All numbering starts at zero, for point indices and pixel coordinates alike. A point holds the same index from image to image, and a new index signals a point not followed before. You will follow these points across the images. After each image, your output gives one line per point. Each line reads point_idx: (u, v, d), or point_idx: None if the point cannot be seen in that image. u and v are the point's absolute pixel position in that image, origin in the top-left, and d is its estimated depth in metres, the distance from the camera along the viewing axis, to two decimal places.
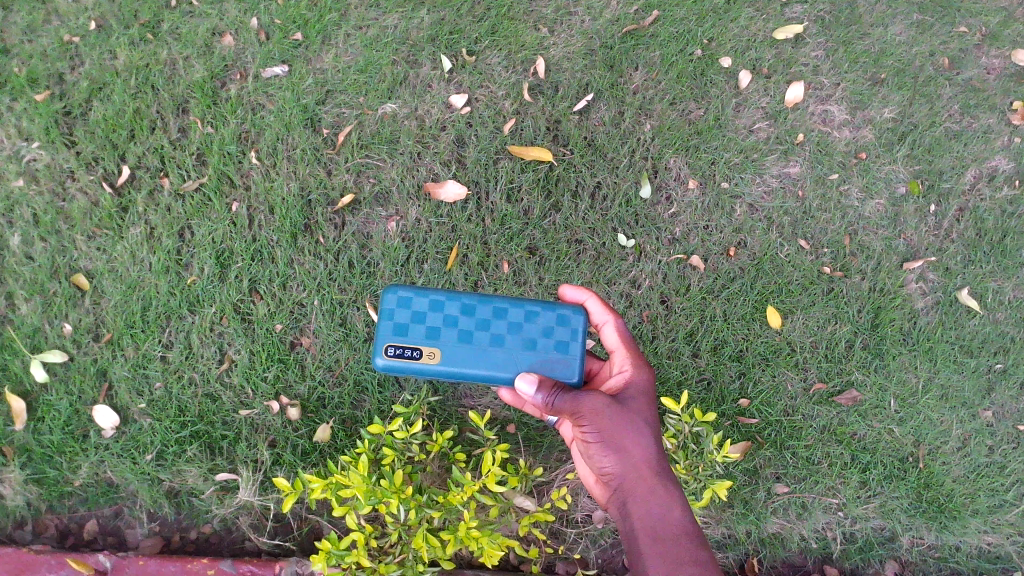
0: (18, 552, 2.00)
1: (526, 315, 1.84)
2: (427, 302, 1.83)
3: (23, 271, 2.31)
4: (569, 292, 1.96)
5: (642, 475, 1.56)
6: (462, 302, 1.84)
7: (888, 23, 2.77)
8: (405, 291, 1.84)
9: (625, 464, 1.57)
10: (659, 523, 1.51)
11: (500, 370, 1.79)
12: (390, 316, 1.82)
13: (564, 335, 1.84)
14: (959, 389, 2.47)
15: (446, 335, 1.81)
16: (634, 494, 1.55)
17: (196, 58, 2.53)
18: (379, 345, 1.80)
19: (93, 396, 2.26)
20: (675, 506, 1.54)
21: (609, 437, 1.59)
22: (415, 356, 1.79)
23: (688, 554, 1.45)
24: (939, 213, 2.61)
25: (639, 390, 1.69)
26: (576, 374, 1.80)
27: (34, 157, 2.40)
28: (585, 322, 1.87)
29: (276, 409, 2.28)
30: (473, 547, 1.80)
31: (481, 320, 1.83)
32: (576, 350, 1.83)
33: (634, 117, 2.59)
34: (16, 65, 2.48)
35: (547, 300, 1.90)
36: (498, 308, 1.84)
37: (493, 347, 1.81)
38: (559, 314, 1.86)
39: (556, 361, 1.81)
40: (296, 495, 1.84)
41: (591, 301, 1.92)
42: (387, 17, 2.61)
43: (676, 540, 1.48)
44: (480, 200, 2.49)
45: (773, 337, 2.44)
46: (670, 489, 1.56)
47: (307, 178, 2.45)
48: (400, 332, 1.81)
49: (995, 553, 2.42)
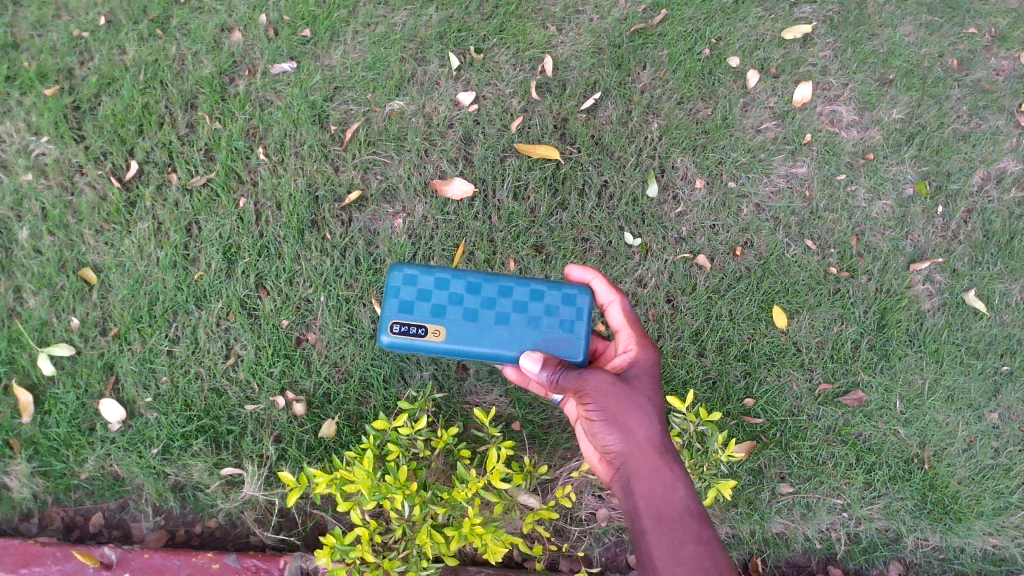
0: (24, 544, 2.00)
1: (531, 294, 1.84)
2: (433, 280, 1.83)
3: (32, 264, 2.32)
4: (575, 271, 1.99)
5: (645, 455, 1.56)
6: (467, 280, 1.84)
7: (897, 24, 2.76)
8: (411, 269, 1.84)
9: (630, 443, 1.58)
10: (663, 502, 1.50)
11: (505, 348, 1.79)
12: (396, 293, 1.82)
13: (569, 314, 1.84)
14: (965, 391, 2.47)
15: (452, 313, 1.81)
16: (638, 473, 1.55)
17: (204, 54, 2.54)
18: (385, 322, 1.80)
19: (100, 389, 2.27)
20: (679, 485, 1.52)
21: (613, 416, 1.59)
22: (421, 333, 1.79)
23: (691, 533, 1.44)
24: (947, 214, 2.61)
25: (644, 370, 1.69)
26: (581, 353, 1.80)
27: (43, 151, 2.41)
28: (591, 301, 1.87)
29: (281, 404, 2.29)
30: (477, 544, 1.81)
31: (486, 298, 1.83)
32: (581, 330, 1.82)
33: (641, 116, 2.59)
34: (27, 60, 2.49)
35: (553, 279, 1.90)
36: (503, 286, 1.84)
37: (498, 325, 1.81)
38: (565, 293, 1.85)
39: (561, 341, 1.81)
40: (301, 490, 1.83)
41: (597, 281, 1.94)
42: (396, 14, 2.62)
43: (679, 519, 1.47)
44: (487, 197, 2.49)
45: (778, 338, 2.44)
46: (674, 469, 1.55)
47: (314, 174, 2.46)
48: (405, 309, 1.81)
49: (999, 555, 2.41)
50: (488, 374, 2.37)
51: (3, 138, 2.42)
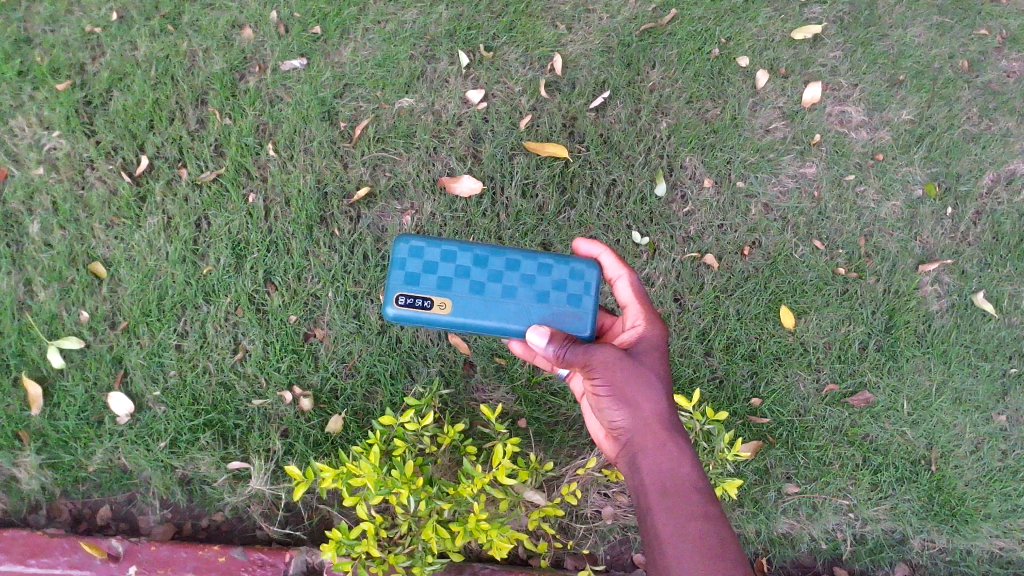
0: (32, 535, 2.01)
1: (539, 268, 1.85)
2: (439, 253, 1.83)
3: (43, 258, 2.34)
4: (582, 245, 1.95)
5: (652, 430, 1.57)
6: (474, 253, 1.84)
7: (908, 25, 2.76)
8: (417, 241, 1.83)
9: (636, 418, 1.59)
10: (669, 478, 1.51)
11: (512, 322, 1.80)
12: (401, 265, 1.81)
13: (576, 289, 1.85)
14: (973, 393, 2.46)
15: (458, 286, 1.81)
16: (644, 449, 1.56)
17: (215, 50, 2.55)
18: (390, 294, 1.80)
19: (109, 382, 2.28)
20: (685, 461, 1.53)
21: (620, 391, 1.60)
22: (426, 306, 1.79)
23: (697, 508, 1.45)
24: (956, 216, 2.60)
25: (652, 346, 1.70)
26: (588, 327, 1.81)
27: (55, 146, 2.43)
28: (598, 276, 1.88)
29: (289, 399, 2.30)
30: (483, 539, 1.80)
31: (493, 272, 1.83)
32: (589, 305, 1.84)
33: (650, 115, 2.60)
34: (39, 55, 2.50)
35: (559, 254, 1.91)
36: (511, 260, 1.84)
37: (505, 299, 1.81)
38: (572, 267, 1.86)
39: (568, 315, 1.82)
40: (307, 484, 1.84)
41: (605, 255, 1.91)
42: (406, 12, 2.63)
43: (685, 494, 1.47)
44: (496, 195, 2.50)
45: (786, 338, 2.44)
46: (681, 444, 1.55)
47: (324, 171, 2.47)
48: (411, 282, 1.81)
49: (1007, 558, 2.40)
50: (495, 371, 2.38)
51: (15, 133, 2.43)
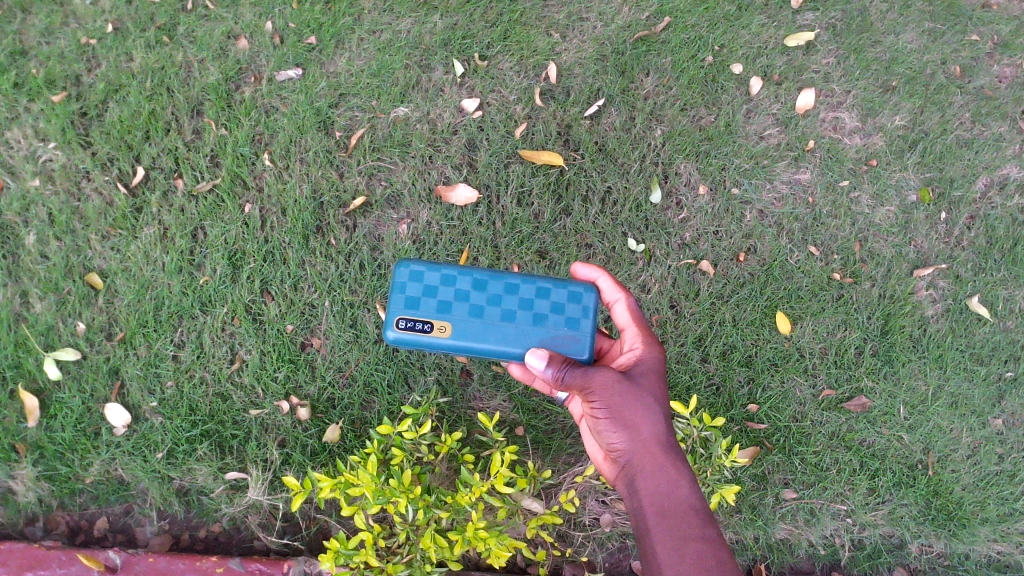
0: (29, 547, 2.00)
1: (538, 291, 1.85)
2: (439, 276, 1.83)
3: (38, 270, 2.33)
4: (580, 268, 1.95)
5: (651, 452, 1.57)
6: (474, 277, 1.85)
7: (899, 31, 2.78)
8: (417, 265, 1.84)
9: (635, 440, 1.58)
10: (667, 500, 1.50)
11: (511, 346, 1.79)
12: (402, 289, 1.82)
13: (575, 312, 1.85)
14: (969, 397, 2.47)
15: (457, 309, 1.82)
16: (643, 471, 1.56)
17: (211, 61, 2.56)
18: (390, 318, 1.80)
19: (105, 394, 2.28)
20: (684, 484, 1.53)
21: (619, 413, 1.60)
22: (426, 329, 1.79)
23: (695, 531, 1.44)
24: (950, 221, 2.61)
25: (650, 368, 1.69)
26: (586, 351, 1.81)
27: (51, 157, 2.43)
28: (596, 300, 1.88)
29: (286, 409, 2.29)
30: (481, 547, 1.79)
31: (492, 295, 1.84)
32: (587, 328, 1.83)
33: (645, 122, 2.61)
34: (34, 66, 2.51)
35: (558, 278, 1.91)
36: (510, 284, 1.85)
37: (504, 323, 1.81)
38: (570, 291, 1.86)
39: (566, 338, 1.81)
40: (304, 494, 1.81)
41: (602, 279, 1.91)
42: (401, 22, 2.64)
43: (683, 517, 1.47)
44: (491, 203, 2.51)
45: (782, 344, 2.45)
46: (680, 467, 1.55)
47: (319, 180, 2.47)
48: (412, 305, 1.81)
49: (1004, 561, 2.41)
50: (492, 379, 2.38)
51: (11, 144, 2.43)
